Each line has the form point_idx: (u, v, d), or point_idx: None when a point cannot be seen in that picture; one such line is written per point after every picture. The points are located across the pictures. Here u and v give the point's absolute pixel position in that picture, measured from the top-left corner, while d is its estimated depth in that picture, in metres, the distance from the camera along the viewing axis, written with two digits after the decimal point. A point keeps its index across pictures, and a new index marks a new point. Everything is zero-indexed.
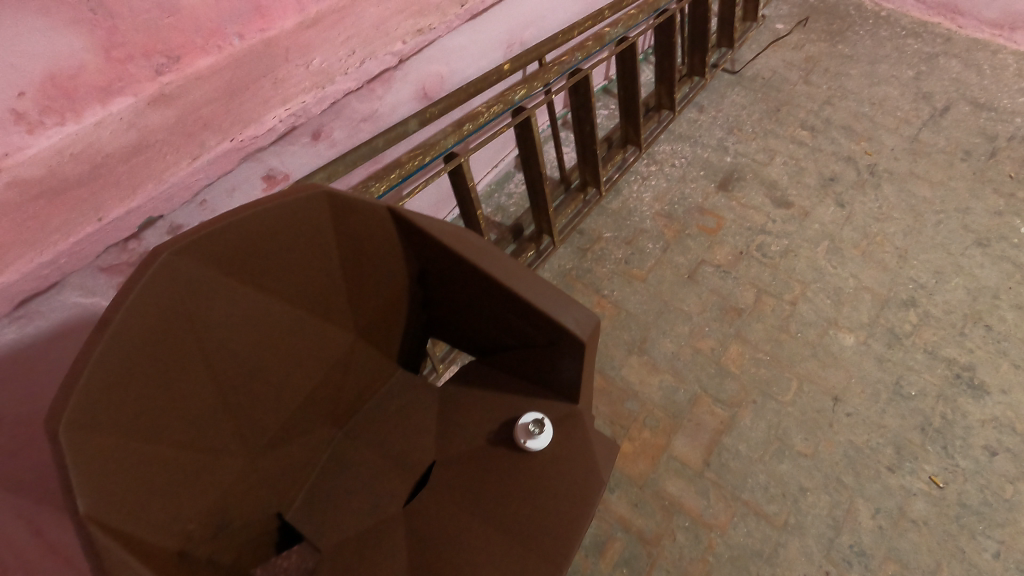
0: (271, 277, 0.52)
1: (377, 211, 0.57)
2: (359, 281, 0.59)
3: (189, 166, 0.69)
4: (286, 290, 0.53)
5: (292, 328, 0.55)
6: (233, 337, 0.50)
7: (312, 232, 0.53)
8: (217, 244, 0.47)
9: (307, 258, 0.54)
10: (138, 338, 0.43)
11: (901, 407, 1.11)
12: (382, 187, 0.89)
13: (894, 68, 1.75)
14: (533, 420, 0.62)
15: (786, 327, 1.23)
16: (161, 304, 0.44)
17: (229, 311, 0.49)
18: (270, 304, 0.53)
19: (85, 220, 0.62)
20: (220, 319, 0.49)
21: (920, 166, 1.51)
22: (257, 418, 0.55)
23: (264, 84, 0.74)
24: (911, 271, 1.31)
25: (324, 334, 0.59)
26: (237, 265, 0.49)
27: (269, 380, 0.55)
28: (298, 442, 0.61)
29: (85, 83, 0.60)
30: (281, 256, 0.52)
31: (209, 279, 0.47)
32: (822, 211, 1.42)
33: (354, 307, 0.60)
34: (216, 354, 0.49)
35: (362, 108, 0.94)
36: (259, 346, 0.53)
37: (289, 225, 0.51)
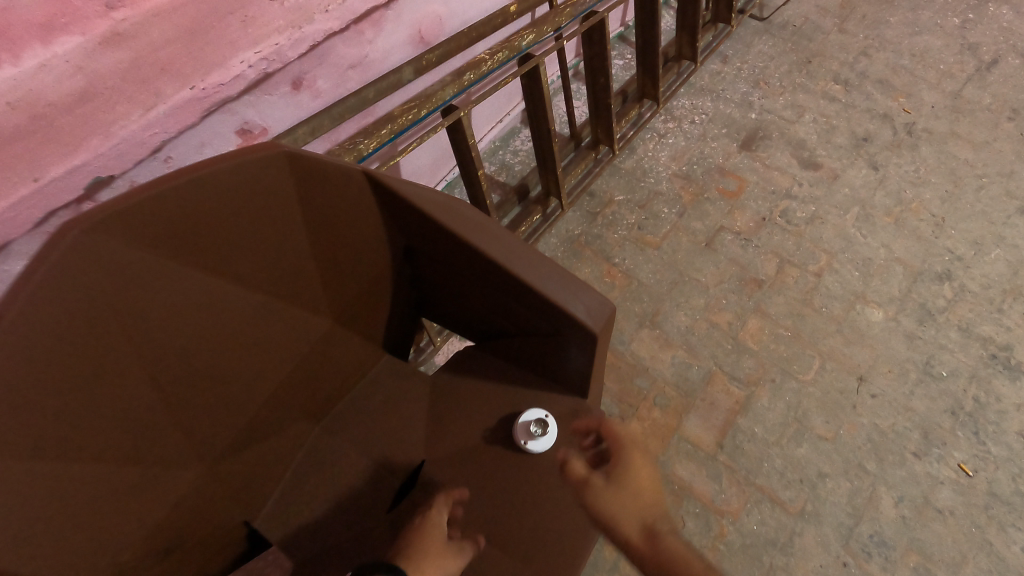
0: (219, 257, 0.44)
1: (351, 179, 0.48)
2: (332, 261, 0.52)
3: (142, 118, 0.60)
4: (240, 272, 0.46)
5: (252, 316, 0.48)
6: (175, 330, 0.43)
7: (270, 203, 0.45)
8: (148, 219, 0.39)
9: (264, 234, 0.46)
10: (45, 338, 0.35)
11: (930, 389, 1.04)
12: (372, 144, 0.80)
13: (939, 16, 1.60)
14: (536, 420, 0.57)
15: (810, 301, 1.14)
16: (74, 294, 0.36)
17: (167, 298, 0.42)
18: (220, 290, 0.45)
19: (18, 181, 0.53)
20: (155, 310, 0.41)
21: (963, 125, 1.38)
22: (213, 421, 0.48)
23: (232, 22, 0.63)
24: (948, 242, 1.21)
25: (291, 321, 0.51)
26: (174, 243, 0.41)
27: (226, 376, 0.48)
28: (267, 442, 0.55)
29: (20, 19, 0.50)
30: (232, 233, 0.43)
31: (138, 261, 0.39)
32: (853, 174, 1.31)
33: (327, 291, 0.53)
34: (153, 351, 0.42)
35: (349, 53, 0.83)
36: (209, 339, 0.45)
37: (241, 195, 0.43)
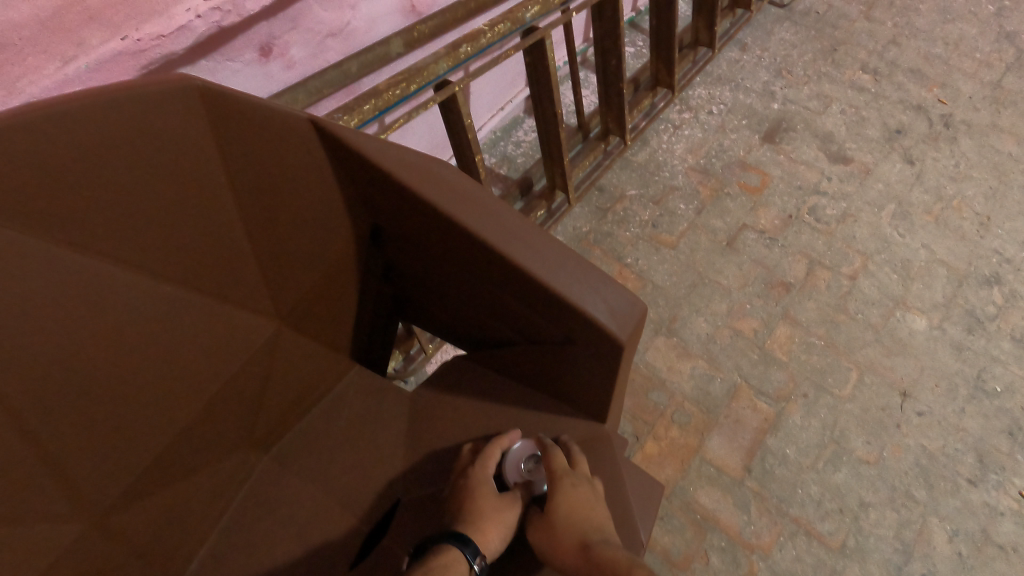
0: (110, 236, 0.37)
1: (290, 137, 0.43)
2: (268, 238, 0.46)
3: (58, 73, 0.49)
4: (141, 256, 0.39)
5: (161, 310, 0.41)
6: (54, 325, 0.36)
7: (175, 170, 0.39)
8: (9, 179, 0.32)
9: (169, 209, 0.40)
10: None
11: (984, 406, 0.92)
12: (353, 121, 0.69)
13: (972, 3, 1.49)
14: (529, 458, 0.50)
15: (844, 307, 1.03)
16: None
17: (42, 283, 0.35)
18: (113, 279, 0.38)
19: None
20: (24, 296, 0.34)
21: (1005, 117, 1.27)
22: (113, 440, 0.41)
23: None
24: (995, 242, 1.10)
25: (212, 320, 0.45)
26: (55, 199, 0.34)
27: (129, 385, 0.41)
28: (188, 477, 0.47)
29: None
30: (128, 199, 0.37)
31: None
32: (887, 168, 1.20)
33: (266, 274, 0.48)
34: (22, 350, 0.35)
35: (328, 18, 0.73)
36: (111, 321, 0.39)
37: (136, 157, 0.37)
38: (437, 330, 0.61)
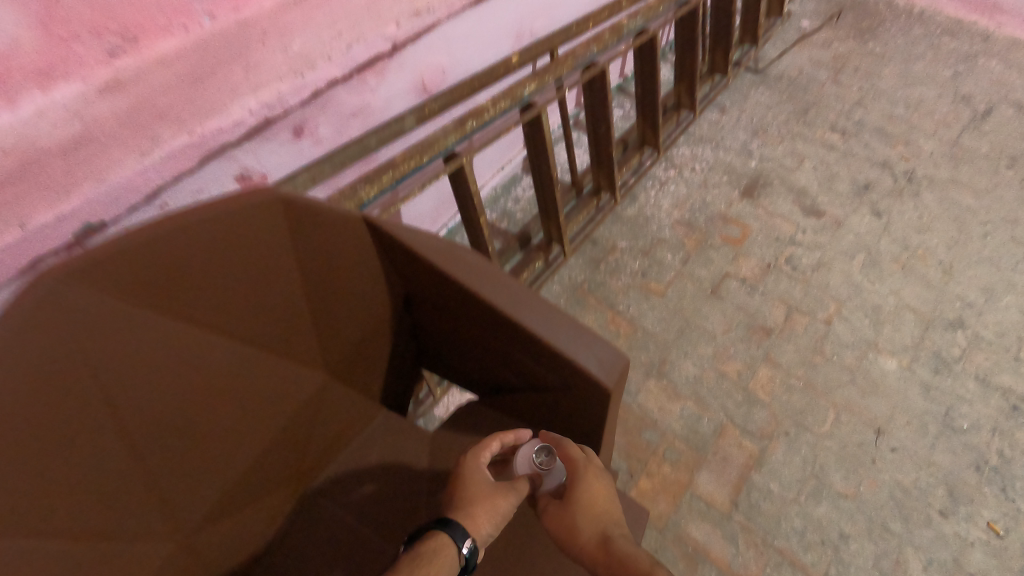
0: (201, 312, 0.45)
1: (347, 228, 0.52)
2: (322, 309, 0.54)
3: (136, 163, 0.59)
4: (222, 327, 0.47)
5: (235, 371, 0.49)
6: (151, 382, 0.44)
7: (256, 258, 0.47)
8: (129, 272, 0.40)
9: (246, 289, 0.48)
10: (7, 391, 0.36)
11: (953, 442, 1.00)
12: (373, 191, 0.79)
13: (930, 68, 1.63)
14: (542, 451, 0.56)
15: (821, 349, 1.11)
16: (42, 348, 0.37)
17: (147, 354, 0.43)
18: (200, 346, 0.46)
19: (3, 227, 0.52)
20: (132, 364, 0.42)
21: (963, 172, 1.39)
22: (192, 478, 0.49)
23: (234, 70, 0.64)
24: (958, 288, 1.19)
25: (275, 376, 0.53)
26: (164, 286, 0.43)
27: (204, 433, 0.49)
28: (250, 508, 0.55)
29: (19, 66, 0.49)
30: (218, 283, 0.46)
31: (116, 317, 0.41)
32: (857, 221, 1.30)
33: (318, 339, 0.55)
34: (128, 408, 0.43)
35: (352, 101, 0.83)
36: (195, 382, 0.47)
37: (227, 250, 0.45)
38: (449, 377, 0.69)
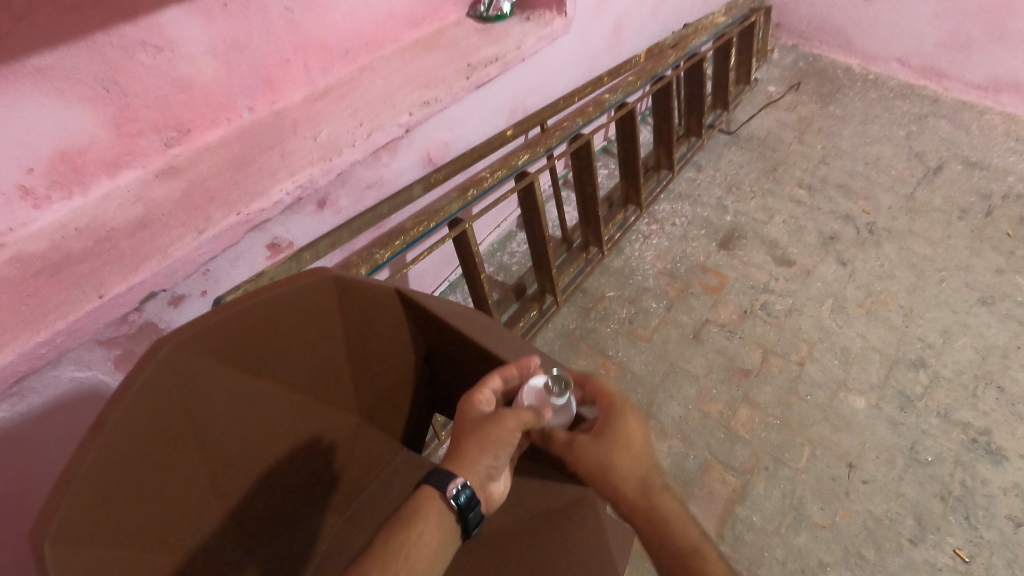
0: (270, 365, 0.55)
1: (385, 294, 0.62)
2: (361, 361, 0.64)
3: (194, 241, 0.68)
4: (283, 377, 0.57)
5: (290, 413, 0.59)
6: (228, 424, 0.53)
7: (313, 320, 0.58)
8: (222, 335, 0.50)
9: (304, 345, 0.58)
10: (132, 436, 0.44)
11: (919, 474, 1.08)
12: (387, 253, 0.89)
13: (886, 128, 1.80)
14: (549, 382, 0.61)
15: (795, 389, 1.20)
16: (157, 402, 0.46)
17: (226, 400, 0.52)
18: (265, 394, 0.56)
19: (85, 298, 0.61)
20: (216, 408, 0.52)
21: (919, 224, 1.52)
22: (249, 508, 0.58)
23: (271, 156, 0.79)
24: (918, 330, 1.30)
25: (318, 419, 0.63)
26: (244, 346, 0.52)
27: (262, 465, 0.58)
28: (292, 530, 0.64)
29: (94, 158, 0.69)
30: (284, 342, 0.56)
31: (209, 371, 0.50)
32: (824, 269, 1.42)
33: (357, 385, 0.65)
34: (210, 445, 0.52)
35: (368, 175, 0.94)
36: (259, 422, 0.56)
37: (292, 315, 0.56)
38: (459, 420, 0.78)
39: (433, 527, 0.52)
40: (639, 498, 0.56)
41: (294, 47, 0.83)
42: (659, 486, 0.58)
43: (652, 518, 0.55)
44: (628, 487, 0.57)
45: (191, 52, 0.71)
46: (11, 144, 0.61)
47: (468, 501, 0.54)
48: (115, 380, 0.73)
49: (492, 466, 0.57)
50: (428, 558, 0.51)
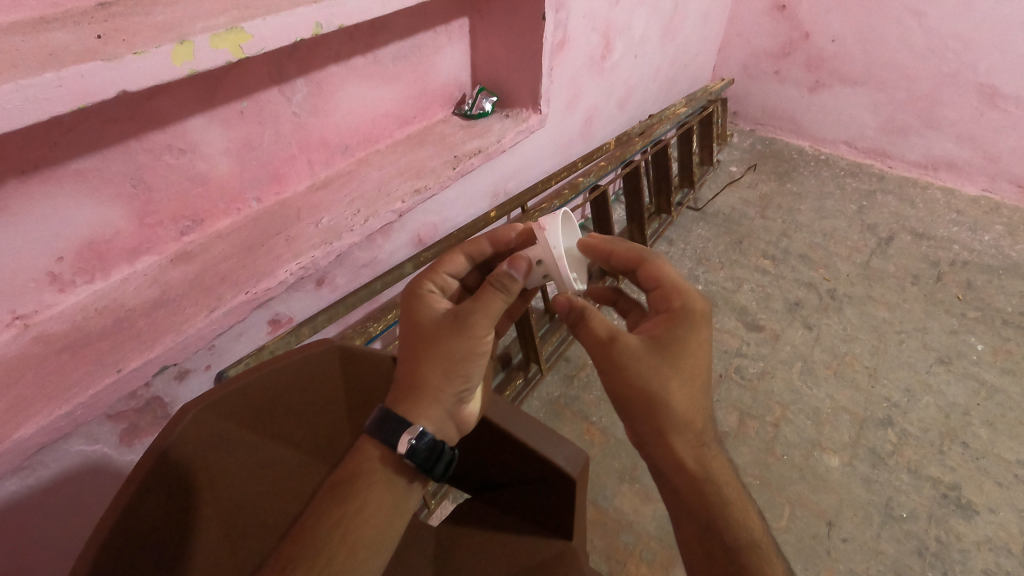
0: (279, 415, 0.76)
1: (381, 360, 0.80)
2: (356, 417, 0.83)
3: (206, 318, 0.75)
4: (288, 425, 0.77)
5: (290, 455, 0.78)
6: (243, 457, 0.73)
7: (317, 383, 0.79)
8: (248, 389, 0.72)
9: (307, 401, 0.79)
10: (179, 451, 0.65)
11: (895, 530, 1.12)
12: (381, 326, 0.97)
13: (840, 203, 1.95)
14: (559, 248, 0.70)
15: (772, 450, 1.25)
16: (198, 430, 0.67)
17: (244, 438, 0.72)
18: (273, 436, 0.76)
19: (105, 373, 0.67)
20: (237, 444, 0.72)
21: (876, 289, 1.63)
22: (252, 537, 0.74)
23: (277, 242, 0.87)
24: (884, 390, 1.37)
25: (314, 463, 0.81)
26: (262, 399, 0.74)
27: (267, 495, 0.76)
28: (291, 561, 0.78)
29: (117, 246, 0.77)
30: (292, 397, 0.77)
31: (235, 414, 0.71)
32: (792, 334, 1.51)
33: (351, 438, 0.84)
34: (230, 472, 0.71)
35: (364, 256, 1.02)
36: (267, 459, 0.75)
37: (300, 377, 0.77)
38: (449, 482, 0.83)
39: (384, 490, 0.57)
40: (697, 472, 0.64)
41: (300, 145, 0.93)
42: (712, 451, 0.66)
43: (702, 490, 0.64)
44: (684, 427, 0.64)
45: (209, 152, 0.81)
46: (47, 237, 0.69)
47: (430, 445, 0.57)
48: (118, 453, 0.77)
49: (458, 387, 0.61)
50: (377, 521, 0.55)
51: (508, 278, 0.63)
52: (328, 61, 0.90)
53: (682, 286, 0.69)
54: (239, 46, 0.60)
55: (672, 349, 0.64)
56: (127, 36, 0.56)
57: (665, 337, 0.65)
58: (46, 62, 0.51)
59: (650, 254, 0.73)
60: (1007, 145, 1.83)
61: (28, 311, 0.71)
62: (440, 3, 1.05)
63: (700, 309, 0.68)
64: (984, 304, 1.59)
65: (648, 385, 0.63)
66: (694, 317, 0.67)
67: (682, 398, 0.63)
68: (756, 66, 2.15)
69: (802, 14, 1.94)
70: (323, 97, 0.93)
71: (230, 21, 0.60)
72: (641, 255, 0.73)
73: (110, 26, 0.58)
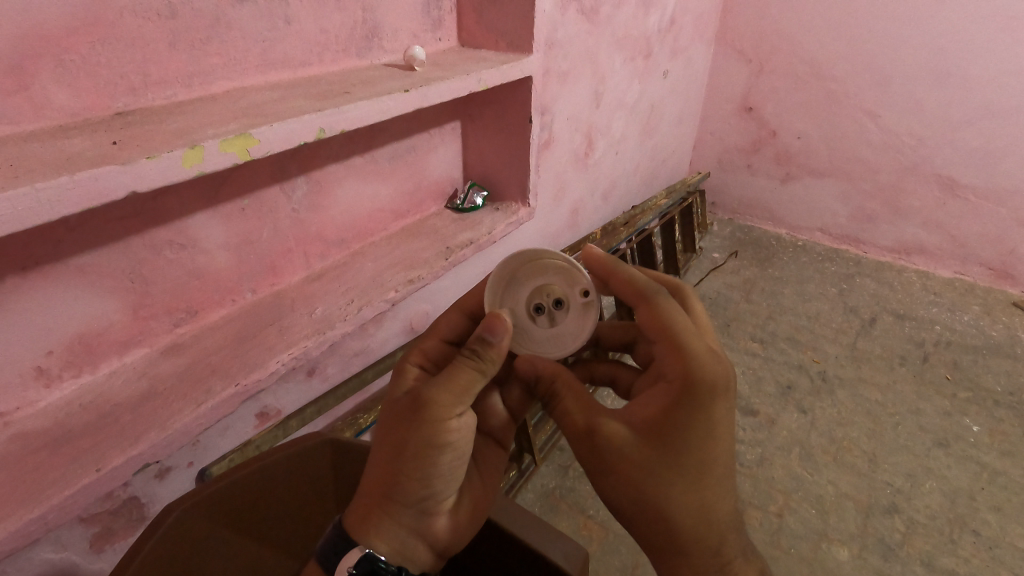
0: (260, 508, 0.75)
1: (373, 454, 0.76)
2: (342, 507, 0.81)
3: (193, 412, 0.73)
4: (268, 517, 0.76)
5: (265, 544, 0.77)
6: (215, 552, 0.71)
7: (305, 475, 0.77)
8: (231, 486, 0.70)
9: (291, 493, 0.77)
10: (152, 559, 0.63)
11: None
12: (371, 418, 0.95)
13: (820, 286, 2.01)
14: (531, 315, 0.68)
15: (778, 542, 1.20)
16: (175, 534, 0.65)
17: (219, 533, 0.71)
18: (250, 529, 0.75)
19: (84, 472, 0.64)
20: (211, 541, 0.70)
21: (866, 371, 1.64)
22: None
23: (270, 332, 0.88)
24: (886, 475, 1.34)
25: (291, 549, 0.80)
26: (245, 494, 0.72)
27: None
28: None
29: (108, 340, 0.77)
30: (275, 491, 0.75)
31: (214, 513, 0.69)
32: (787, 418, 1.49)
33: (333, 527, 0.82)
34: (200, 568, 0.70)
35: (356, 345, 1.01)
36: (240, 549, 0.74)
37: (287, 471, 0.75)
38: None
39: None
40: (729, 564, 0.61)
41: (297, 239, 0.96)
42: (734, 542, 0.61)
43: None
44: (692, 531, 0.58)
45: (209, 247, 0.83)
46: (37, 333, 0.69)
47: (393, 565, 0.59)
48: (87, 560, 0.72)
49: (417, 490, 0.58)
50: None
51: (485, 342, 0.59)
52: (328, 160, 0.95)
53: (693, 342, 0.59)
54: (246, 149, 0.64)
55: (672, 436, 0.57)
56: (142, 142, 0.60)
57: (663, 419, 0.58)
58: (63, 167, 0.53)
59: (653, 291, 0.63)
60: (972, 230, 1.94)
61: (9, 408, 0.69)
62: (434, 109, 1.13)
63: (717, 372, 0.57)
64: (973, 384, 1.60)
65: (637, 489, 0.58)
66: (710, 388, 0.57)
67: (680, 504, 0.57)
68: (729, 161, 2.29)
69: (767, 114, 2.10)
70: (322, 194, 0.97)
71: (240, 128, 0.65)
72: (641, 293, 0.63)
73: (126, 133, 0.62)
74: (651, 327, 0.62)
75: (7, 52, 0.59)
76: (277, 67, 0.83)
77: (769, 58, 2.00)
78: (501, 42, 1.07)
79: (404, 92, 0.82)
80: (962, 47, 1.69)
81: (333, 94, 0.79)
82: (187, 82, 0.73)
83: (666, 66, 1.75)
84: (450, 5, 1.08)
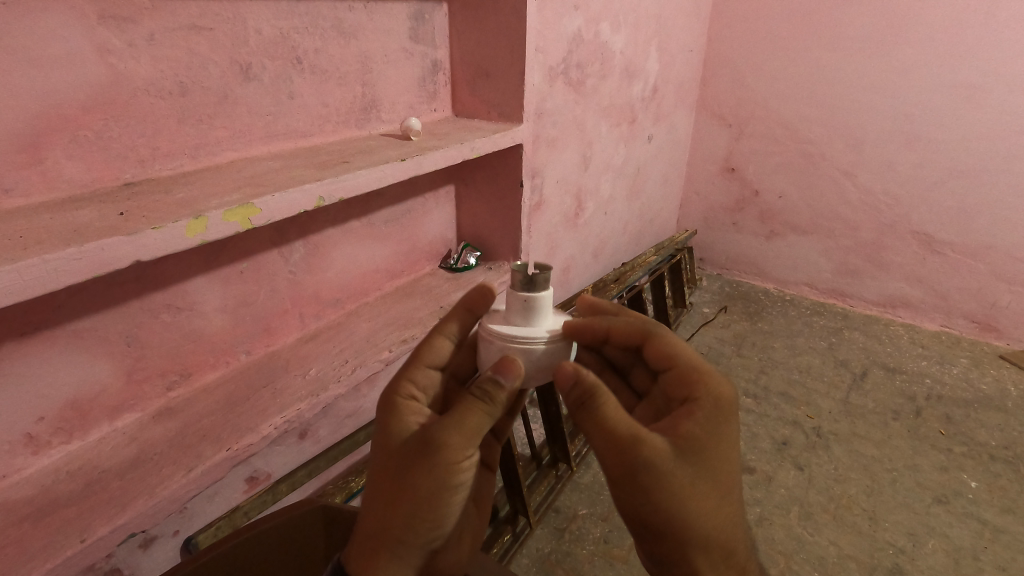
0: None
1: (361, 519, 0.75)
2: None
3: (183, 478, 0.72)
4: None
5: None
6: None
7: (297, 543, 0.76)
8: (222, 558, 0.69)
9: (284, 563, 0.76)
10: None
11: None
12: (362, 481, 0.94)
13: (810, 340, 2.03)
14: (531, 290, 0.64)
15: None
16: None
17: None
18: None
19: (67, 543, 0.63)
20: None
21: (860, 426, 1.64)
22: None
23: (263, 394, 0.88)
24: (887, 535, 1.31)
25: None
26: (236, 564, 0.71)
27: None
28: None
29: (100, 404, 0.76)
30: (266, 562, 0.74)
31: None
32: (785, 475, 1.48)
33: None
34: None
35: (349, 406, 1.00)
36: None
37: (279, 539, 0.75)
38: None
39: None
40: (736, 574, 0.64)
41: (293, 300, 0.98)
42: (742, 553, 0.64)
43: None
44: (719, 539, 0.62)
45: (206, 310, 0.85)
46: (29, 398, 0.69)
47: None
48: None
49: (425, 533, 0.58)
50: None
51: (496, 383, 0.57)
52: (325, 224, 0.99)
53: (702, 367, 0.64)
54: (249, 218, 0.67)
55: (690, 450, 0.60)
56: (147, 213, 0.62)
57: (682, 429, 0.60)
58: (71, 238, 0.55)
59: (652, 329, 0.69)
60: (954, 284, 1.98)
61: None
62: (429, 175, 1.18)
63: (729, 393, 0.63)
64: (968, 438, 1.60)
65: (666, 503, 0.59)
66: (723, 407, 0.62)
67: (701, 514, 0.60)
68: (715, 219, 2.37)
69: (749, 175, 2.19)
70: (319, 256, 0.99)
71: (243, 198, 0.68)
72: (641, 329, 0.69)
73: (132, 204, 0.64)
74: (658, 358, 0.67)
75: (23, 130, 0.62)
76: (280, 138, 0.87)
77: (747, 123, 2.11)
78: (493, 112, 1.13)
79: (400, 160, 0.86)
80: (929, 113, 1.79)
81: (331, 163, 0.83)
82: (193, 153, 0.77)
83: (650, 131, 1.83)
84: (445, 79, 1.14)
